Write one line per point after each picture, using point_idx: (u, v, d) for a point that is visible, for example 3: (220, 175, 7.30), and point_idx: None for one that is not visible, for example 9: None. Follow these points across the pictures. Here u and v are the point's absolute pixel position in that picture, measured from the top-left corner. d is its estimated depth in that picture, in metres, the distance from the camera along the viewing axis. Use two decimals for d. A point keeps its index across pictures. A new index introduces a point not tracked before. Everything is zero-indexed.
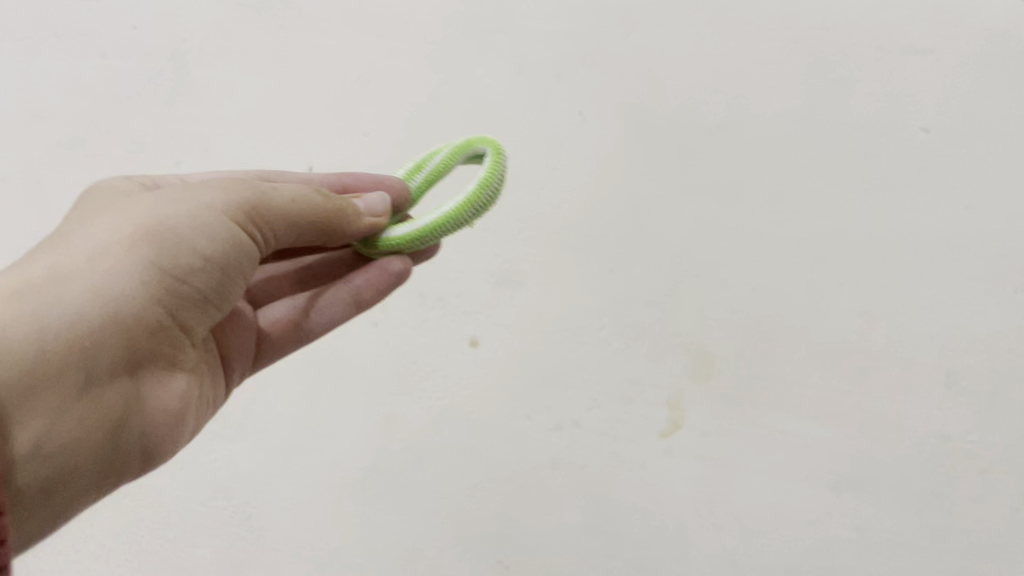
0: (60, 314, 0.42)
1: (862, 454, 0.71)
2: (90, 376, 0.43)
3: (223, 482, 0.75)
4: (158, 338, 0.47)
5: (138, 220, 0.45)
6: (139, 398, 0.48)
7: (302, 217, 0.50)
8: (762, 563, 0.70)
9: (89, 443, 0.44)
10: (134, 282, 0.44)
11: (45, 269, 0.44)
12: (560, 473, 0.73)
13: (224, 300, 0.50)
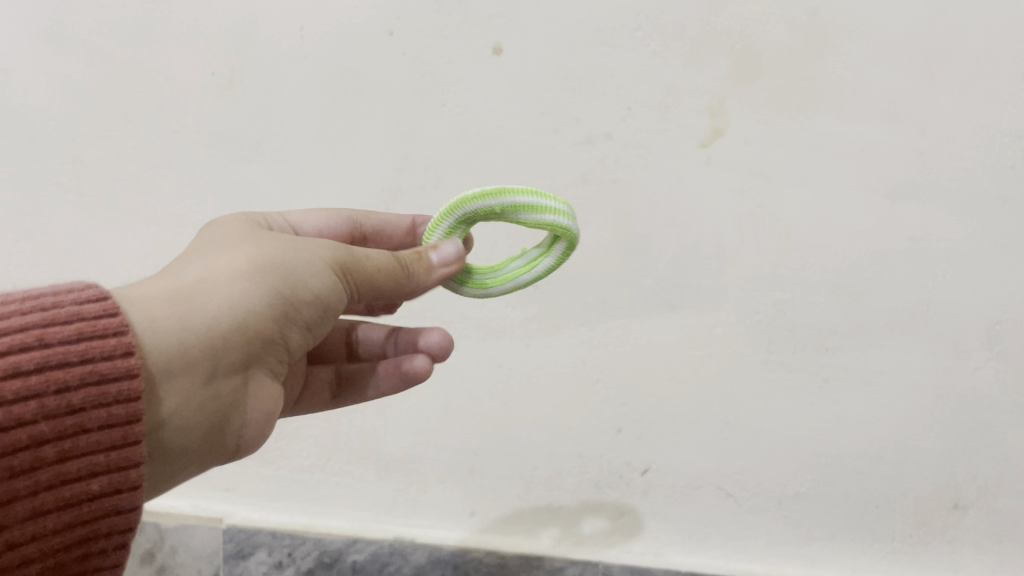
0: (200, 322, 0.43)
1: (922, 158, 0.65)
2: (206, 380, 0.44)
3: (245, 205, 0.72)
4: (266, 351, 0.47)
5: (271, 248, 0.47)
6: (243, 399, 0.47)
7: (379, 282, 0.49)
8: (804, 278, 0.68)
9: (201, 431, 0.45)
10: (262, 302, 0.45)
11: (193, 276, 0.45)
12: (593, 189, 0.69)
13: (320, 325, 0.50)
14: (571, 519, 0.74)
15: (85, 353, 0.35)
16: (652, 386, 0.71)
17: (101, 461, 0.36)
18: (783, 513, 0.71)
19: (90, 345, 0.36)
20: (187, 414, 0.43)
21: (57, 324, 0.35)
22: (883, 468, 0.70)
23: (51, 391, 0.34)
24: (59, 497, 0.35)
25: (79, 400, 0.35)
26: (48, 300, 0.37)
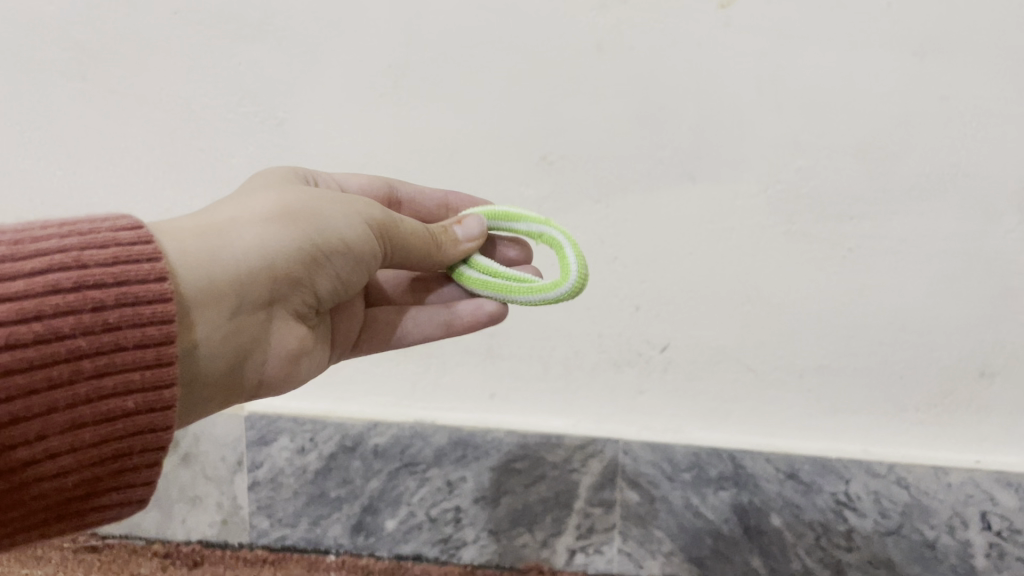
0: (232, 259, 0.44)
1: (955, 11, 0.61)
2: (235, 314, 0.45)
3: (250, 87, 0.69)
4: (293, 294, 0.49)
5: (304, 198, 0.49)
6: (268, 339, 0.49)
7: (413, 245, 0.53)
8: (827, 144, 0.65)
9: (226, 360, 0.46)
10: (293, 246, 0.47)
11: (226, 216, 0.46)
12: (608, 58, 0.65)
13: (349, 277, 0.51)
14: (591, 402, 0.74)
15: (121, 277, 0.37)
16: (671, 262, 0.70)
17: (136, 379, 0.37)
18: (806, 385, 0.70)
19: (126, 269, 0.37)
20: (217, 345, 0.45)
21: (97, 247, 0.37)
22: (909, 337, 0.68)
23: (88, 308, 0.36)
24: (97, 410, 0.37)
25: (116, 318, 0.37)
26: (84, 226, 0.38)
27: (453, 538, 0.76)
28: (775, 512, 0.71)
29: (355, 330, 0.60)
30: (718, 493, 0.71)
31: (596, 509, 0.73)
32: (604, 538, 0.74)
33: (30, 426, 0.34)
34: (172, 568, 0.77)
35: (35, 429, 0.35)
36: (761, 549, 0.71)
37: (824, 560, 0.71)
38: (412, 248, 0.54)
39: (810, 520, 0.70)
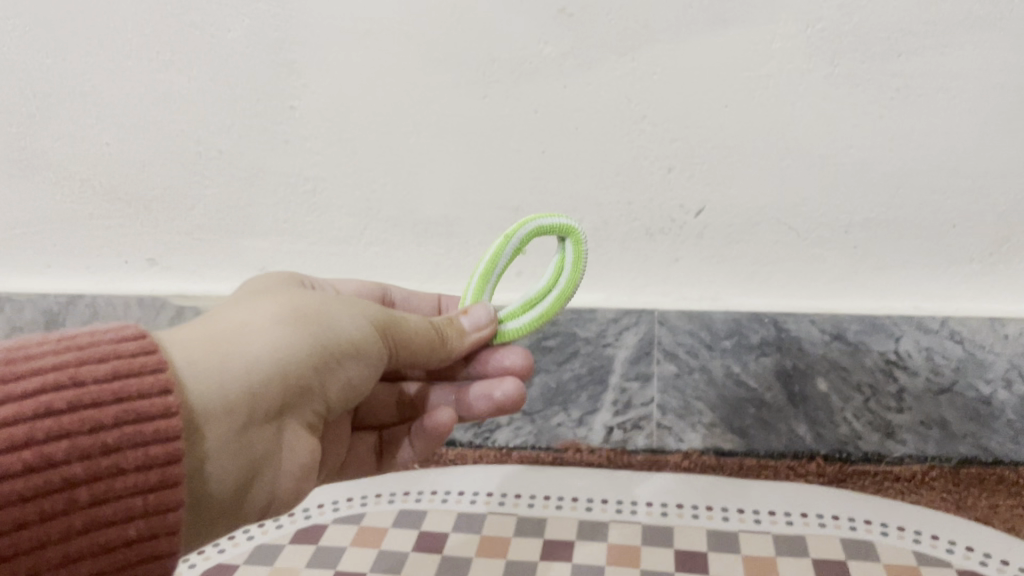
0: (245, 367, 0.41)
1: None
2: (250, 424, 0.42)
3: None
4: (304, 401, 0.45)
5: (312, 301, 0.47)
6: (281, 449, 0.45)
7: (414, 342, 0.49)
8: None
9: (238, 472, 0.42)
10: (305, 349, 0.44)
11: (236, 321, 0.43)
12: None
13: (358, 377, 0.48)
14: (620, 273, 0.70)
15: (119, 391, 0.35)
16: (705, 118, 0.64)
17: (138, 505, 0.35)
18: (851, 242, 0.66)
19: (128, 383, 0.36)
20: (233, 458, 0.41)
21: (102, 360, 0.36)
22: (959, 183, 0.63)
23: (87, 423, 0.34)
24: (95, 541, 0.34)
25: (116, 440, 0.35)
26: (86, 340, 0.37)
27: (487, 421, 0.74)
28: (821, 376, 0.68)
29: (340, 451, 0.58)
30: (760, 359, 0.69)
31: (632, 384, 0.71)
32: (643, 413, 0.71)
33: (29, 534, 0.33)
34: None
35: (37, 536, 0.33)
36: (808, 415, 0.68)
37: (874, 423, 0.68)
38: (412, 346, 0.49)
39: (857, 382, 0.68)
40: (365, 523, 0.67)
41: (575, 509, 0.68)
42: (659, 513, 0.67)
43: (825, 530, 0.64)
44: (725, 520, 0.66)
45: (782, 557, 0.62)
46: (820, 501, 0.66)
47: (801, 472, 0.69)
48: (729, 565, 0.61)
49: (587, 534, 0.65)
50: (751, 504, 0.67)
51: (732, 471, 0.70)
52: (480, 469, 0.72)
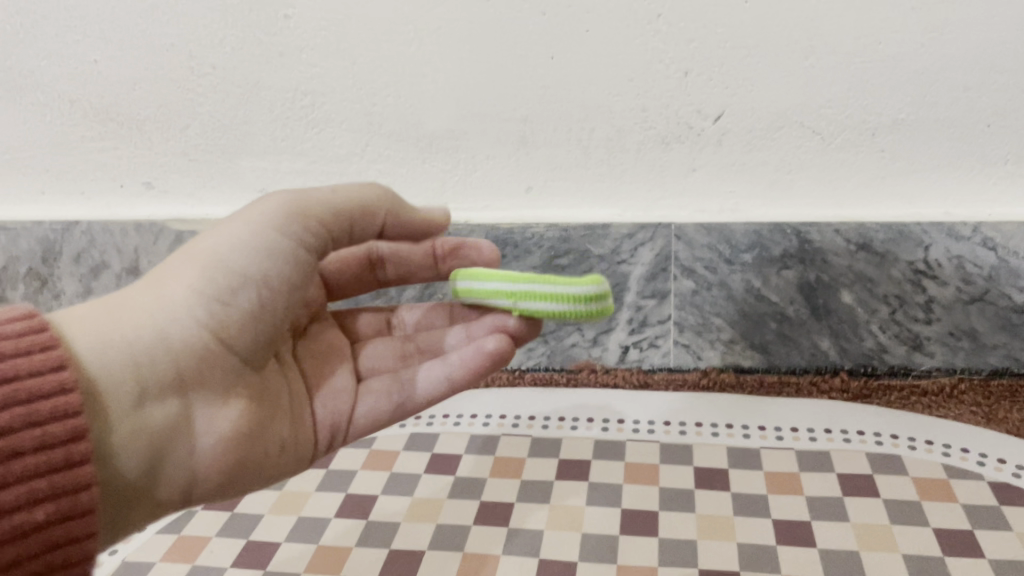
0: (132, 336, 0.41)
1: None
2: (146, 396, 0.41)
3: None
4: (211, 365, 0.43)
5: (205, 251, 0.44)
6: (197, 418, 0.43)
7: (412, 218, 0.49)
8: None
9: (145, 449, 0.40)
10: (190, 311, 0.42)
11: (121, 298, 0.43)
12: None
13: (270, 321, 0.45)
14: (635, 185, 0.66)
15: (9, 374, 0.35)
16: (723, 15, 0.58)
17: (43, 487, 0.34)
18: (878, 146, 0.61)
19: (18, 365, 0.35)
20: (133, 435, 0.40)
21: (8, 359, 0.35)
22: (995, 78, 0.57)
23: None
24: (2, 528, 0.33)
25: (10, 421, 0.34)
26: None
27: None
28: (846, 289, 0.65)
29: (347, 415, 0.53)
30: (782, 274, 0.65)
31: (648, 301, 0.69)
32: (659, 332, 0.69)
33: None
34: None
35: None
36: (831, 329, 0.66)
37: (900, 336, 0.65)
38: (334, 271, 0.46)
39: (884, 294, 0.65)
40: (376, 447, 0.66)
41: (591, 430, 0.66)
42: (677, 431, 0.65)
43: (851, 445, 0.62)
44: (746, 438, 0.64)
45: (805, 472, 0.60)
46: (843, 417, 0.64)
47: (825, 388, 0.67)
48: (750, 481, 0.59)
49: (603, 453, 0.64)
50: (773, 422, 0.65)
51: (754, 389, 0.68)
52: (493, 392, 0.71)
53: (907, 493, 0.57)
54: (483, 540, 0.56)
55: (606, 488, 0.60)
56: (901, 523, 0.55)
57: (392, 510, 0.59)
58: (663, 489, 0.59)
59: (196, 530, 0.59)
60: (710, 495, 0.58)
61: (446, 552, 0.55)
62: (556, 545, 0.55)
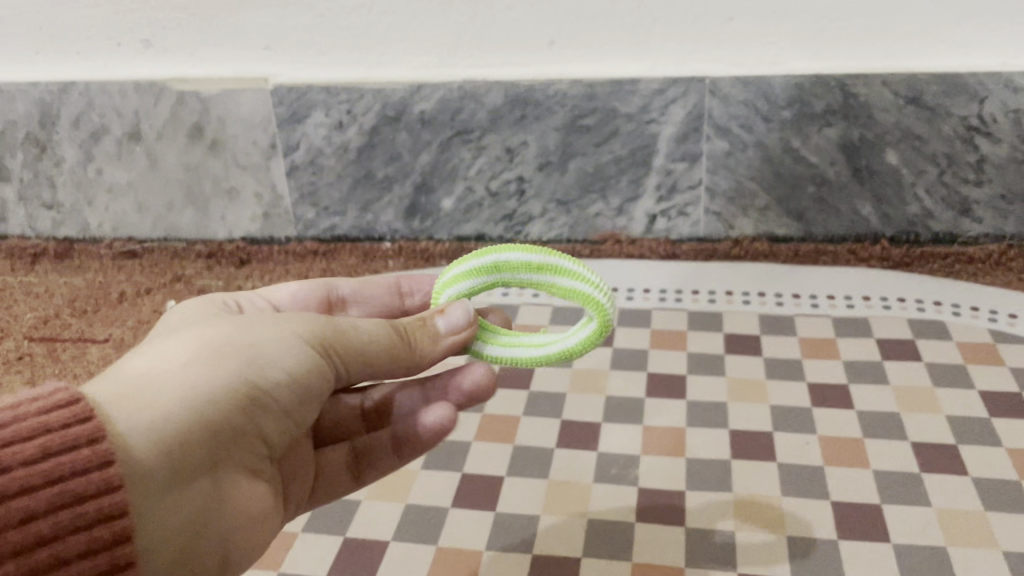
0: (155, 430, 0.31)
1: None
2: (180, 487, 0.33)
3: None
4: (239, 447, 0.35)
5: (215, 339, 0.35)
6: (229, 500, 0.36)
7: (375, 357, 0.38)
8: None
9: (172, 543, 0.33)
10: (228, 395, 0.34)
11: (145, 362, 0.34)
12: None
13: (295, 413, 0.37)
14: (668, 36, 0.60)
15: (43, 447, 0.28)
16: None
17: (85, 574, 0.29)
18: None
19: (53, 436, 0.29)
20: (166, 526, 0.32)
21: (21, 439, 0.28)
22: None
23: (14, 522, 0.27)
24: None
25: (44, 506, 0.28)
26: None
27: (518, 214, 0.68)
28: (891, 149, 0.61)
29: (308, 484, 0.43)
30: (823, 132, 0.61)
31: (678, 165, 0.64)
32: (688, 198, 0.65)
33: None
34: (220, 269, 0.72)
35: None
36: (873, 193, 0.62)
37: (947, 199, 0.62)
38: (365, 356, 0.38)
39: (932, 153, 0.60)
40: None
41: (616, 299, 0.63)
42: (707, 300, 0.62)
43: (890, 312, 0.58)
44: (779, 306, 0.60)
45: (842, 337, 0.57)
46: (883, 285, 0.61)
47: (864, 257, 0.63)
48: (785, 347, 0.56)
49: (629, 321, 0.61)
50: (807, 289, 0.62)
51: (787, 258, 0.65)
52: None
53: (952, 356, 0.54)
54: (503, 402, 0.54)
55: (632, 354, 0.57)
56: (945, 386, 0.52)
57: None
58: (692, 355, 0.57)
59: None
60: (742, 360, 0.56)
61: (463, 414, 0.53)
62: (579, 407, 0.53)
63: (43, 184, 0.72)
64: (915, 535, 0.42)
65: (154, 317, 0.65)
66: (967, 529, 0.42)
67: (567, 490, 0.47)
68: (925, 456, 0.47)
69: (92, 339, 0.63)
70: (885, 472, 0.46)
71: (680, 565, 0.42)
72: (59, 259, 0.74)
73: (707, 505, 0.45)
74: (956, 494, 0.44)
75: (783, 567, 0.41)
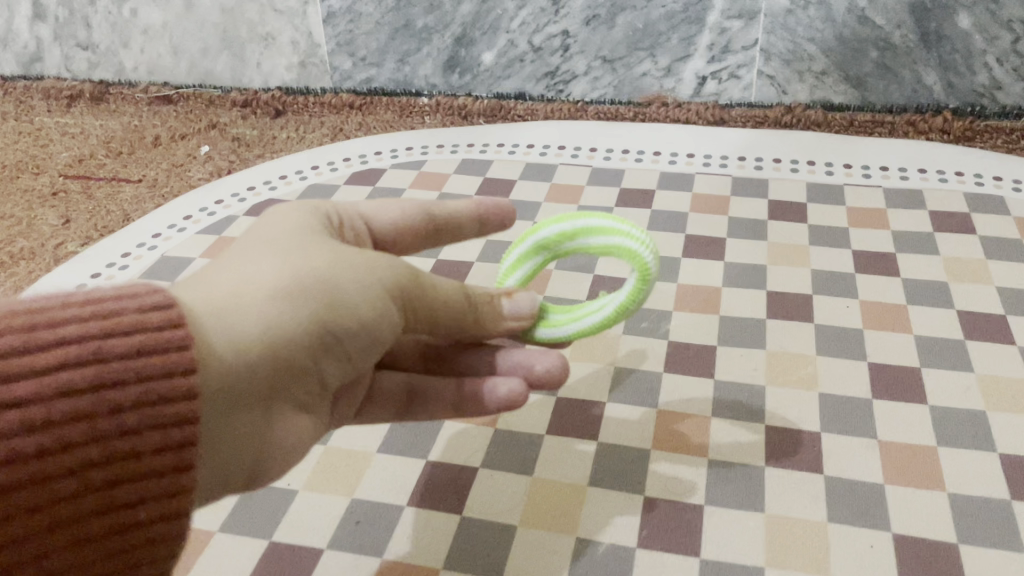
0: (228, 346, 0.27)
1: None
2: (235, 409, 0.28)
3: None
4: (299, 380, 0.30)
5: (312, 276, 0.30)
6: (274, 430, 0.31)
7: (447, 314, 0.33)
8: None
9: (215, 454, 0.29)
10: (300, 333, 0.29)
11: (234, 282, 0.29)
12: None
13: (360, 356, 0.32)
14: None
15: (141, 371, 0.24)
16: None
17: (138, 517, 0.25)
18: None
19: (151, 362, 0.25)
20: (214, 445, 0.28)
21: (113, 333, 0.25)
22: None
23: (102, 411, 0.24)
24: (82, 559, 0.24)
25: (126, 431, 0.24)
26: (108, 297, 0.25)
27: (561, 72, 0.67)
28: (964, 11, 0.57)
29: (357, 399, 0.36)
30: None
31: (734, 23, 0.62)
32: (742, 60, 0.63)
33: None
34: (254, 117, 0.70)
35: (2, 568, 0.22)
36: (939, 59, 0.59)
37: (1018, 70, 0.58)
38: (432, 314, 0.33)
39: (1007, 18, 0.57)
40: (425, 169, 0.61)
41: (657, 163, 0.60)
42: (753, 167, 0.59)
43: (946, 185, 0.55)
44: (829, 175, 0.58)
45: (893, 209, 0.54)
46: (940, 158, 0.58)
47: (923, 130, 0.60)
48: (830, 216, 0.54)
49: (671, 184, 0.58)
50: (860, 160, 0.58)
51: (841, 128, 0.62)
52: (554, 124, 0.65)
53: (1009, 231, 0.51)
54: None
55: (670, 215, 0.55)
56: (996, 259, 0.49)
57: None
58: (733, 218, 0.55)
59: (236, 231, 0.56)
60: (785, 225, 0.54)
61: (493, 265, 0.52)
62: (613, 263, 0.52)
63: (78, 23, 0.72)
64: (952, 397, 0.41)
65: (188, 160, 0.65)
66: (1008, 394, 0.41)
67: (596, 340, 0.46)
68: (970, 324, 0.45)
69: (127, 180, 0.63)
70: (925, 337, 0.44)
71: (706, 415, 0.41)
72: (95, 101, 0.73)
73: (737, 360, 0.44)
74: (1001, 362, 0.43)
75: (813, 421, 0.40)
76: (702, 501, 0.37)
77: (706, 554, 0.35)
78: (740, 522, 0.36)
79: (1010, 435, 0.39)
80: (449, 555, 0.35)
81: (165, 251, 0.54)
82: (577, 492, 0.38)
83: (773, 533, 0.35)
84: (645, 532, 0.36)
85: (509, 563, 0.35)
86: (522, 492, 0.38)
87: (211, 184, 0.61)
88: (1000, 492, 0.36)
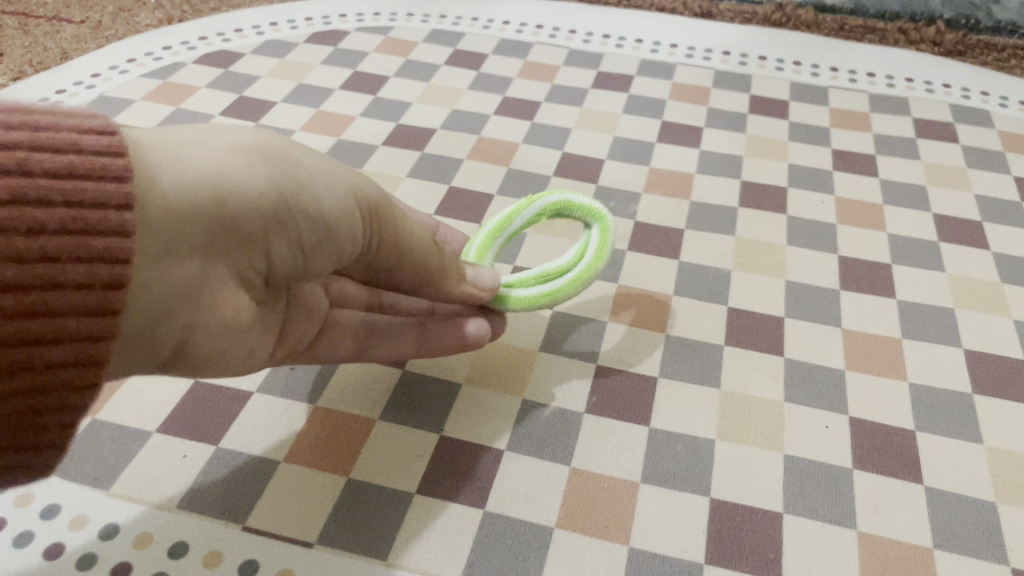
0: (175, 181, 0.21)
1: None
2: (177, 258, 0.21)
3: None
4: (250, 251, 0.24)
5: (277, 148, 0.24)
6: (213, 298, 0.23)
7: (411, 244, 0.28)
8: None
9: (142, 312, 0.21)
10: (263, 197, 0.23)
11: (183, 130, 0.23)
12: None
13: (316, 252, 0.26)
14: None
15: (71, 195, 0.18)
16: None
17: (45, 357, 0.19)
18: None
19: (86, 188, 0.19)
20: (145, 296, 0.21)
21: (41, 147, 0.19)
22: None
23: (19, 227, 0.18)
24: None
25: (40, 258, 0.18)
26: (28, 106, 0.20)
27: None
28: None
29: (310, 328, 0.30)
30: None
31: None
32: None
33: None
34: None
35: None
36: None
37: None
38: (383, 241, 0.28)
39: None
40: (391, 36, 0.58)
41: (638, 50, 0.57)
42: (737, 63, 0.57)
43: (932, 96, 0.53)
44: (814, 76, 0.55)
45: (877, 114, 0.52)
46: (928, 70, 0.56)
47: (914, 40, 0.57)
48: (812, 115, 0.52)
49: (651, 71, 0.55)
50: (848, 65, 0.56)
51: (830, 32, 0.58)
52: (530, 3, 0.62)
53: (992, 143, 0.50)
54: (502, 127, 0.50)
55: (647, 101, 0.53)
56: (977, 168, 0.48)
57: (404, 91, 0.52)
58: (712, 109, 0.52)
59: (183, 77, 0.52)
60: (766, 121, 0.51)
61: (457, 133, 0.49)
62: (583, 143, 0.49)
63: None
64: (920, 293, 0.39)
65: (136, 6, 0.60)
66: (978, 296, 0.39)
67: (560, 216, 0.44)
68: (944, 227, 0.44)
69: (68, 20, 0.58)
70: (898, 236, 0.43)
71: (667, 293, 0.39)
72: None
73: (705, 244, 0.42)
74: (974, 265, 0.41)
75: (778, 307, 0.38)
76: (657, 374, 0.35)
77: (656, 424, 0.33)
78: (694, 396, 0.34)
79: (976, 333, 0.38)
80: (388, 408, 0.33)
81: (104, 92, 0.50)
82: (526, 356, 0.36)
83: (726, 408, 0.34)
84: (594, 398, 0.34)
85: (450, 419, 0.33)
86: (470, 353, 0.36)
87: (159, 33, 0.57)
88: (963, 385, 0.35)
